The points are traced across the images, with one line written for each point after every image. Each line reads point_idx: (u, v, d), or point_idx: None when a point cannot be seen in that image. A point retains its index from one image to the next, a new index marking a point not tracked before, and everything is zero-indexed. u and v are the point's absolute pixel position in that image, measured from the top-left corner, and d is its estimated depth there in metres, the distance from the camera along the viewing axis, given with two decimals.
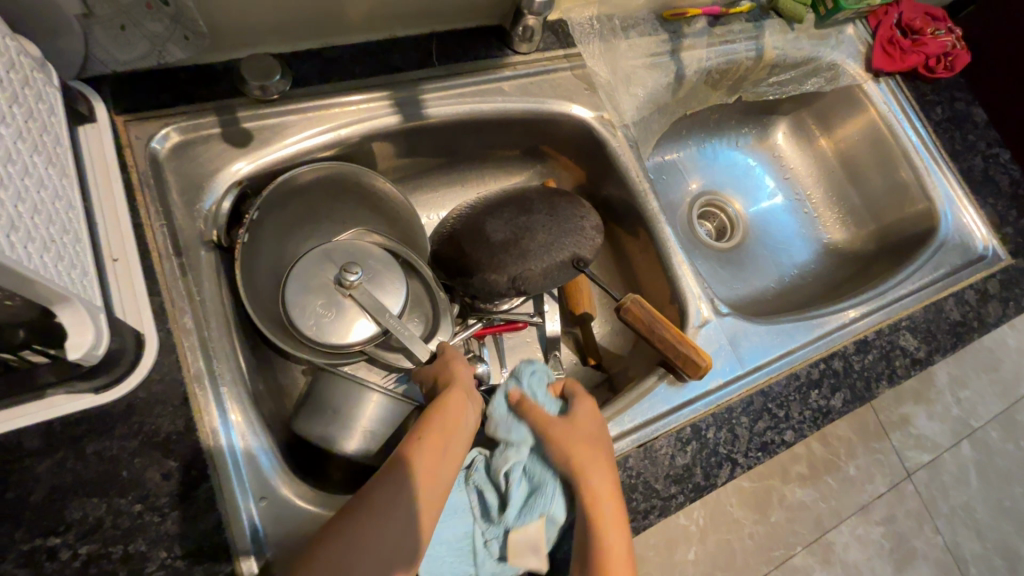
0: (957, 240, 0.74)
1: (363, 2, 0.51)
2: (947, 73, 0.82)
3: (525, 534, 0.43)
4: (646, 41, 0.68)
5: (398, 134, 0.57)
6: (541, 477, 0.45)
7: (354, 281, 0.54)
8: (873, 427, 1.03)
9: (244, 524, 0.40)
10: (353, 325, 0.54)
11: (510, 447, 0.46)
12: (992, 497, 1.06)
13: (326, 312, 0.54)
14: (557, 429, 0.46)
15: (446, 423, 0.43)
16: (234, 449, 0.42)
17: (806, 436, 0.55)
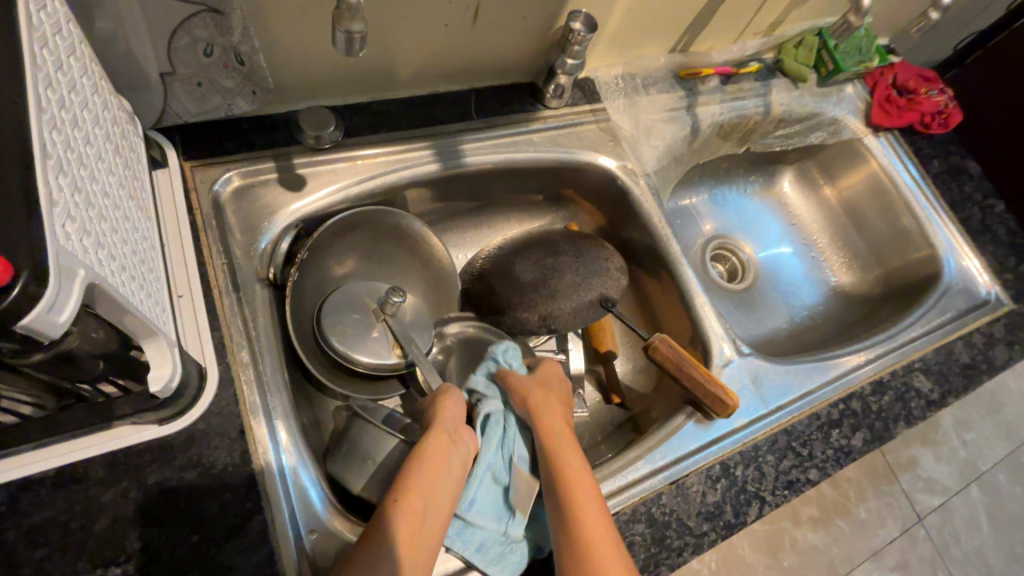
0: (962, 284, 0.78)
1: (413, 61, 0.56)
2: (942, 129, 0.88)
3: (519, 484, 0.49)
4: (664, 98, 0.73)
5: (437, 181, 0.61)
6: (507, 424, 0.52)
7: (392, 308, 0.55)
8: (881, 470, 1.05)
9: (291, 542, 0.41)
10: (379, 350, 0.55)
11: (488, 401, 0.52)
12: (1003, 541, 1.07)
13: (360, 337, 0.54)
14: (522, 382, 0.53)
15: (434, 463, 0.43)
16: (280, 458, 0.44)
17: (829, 475, 0.57)
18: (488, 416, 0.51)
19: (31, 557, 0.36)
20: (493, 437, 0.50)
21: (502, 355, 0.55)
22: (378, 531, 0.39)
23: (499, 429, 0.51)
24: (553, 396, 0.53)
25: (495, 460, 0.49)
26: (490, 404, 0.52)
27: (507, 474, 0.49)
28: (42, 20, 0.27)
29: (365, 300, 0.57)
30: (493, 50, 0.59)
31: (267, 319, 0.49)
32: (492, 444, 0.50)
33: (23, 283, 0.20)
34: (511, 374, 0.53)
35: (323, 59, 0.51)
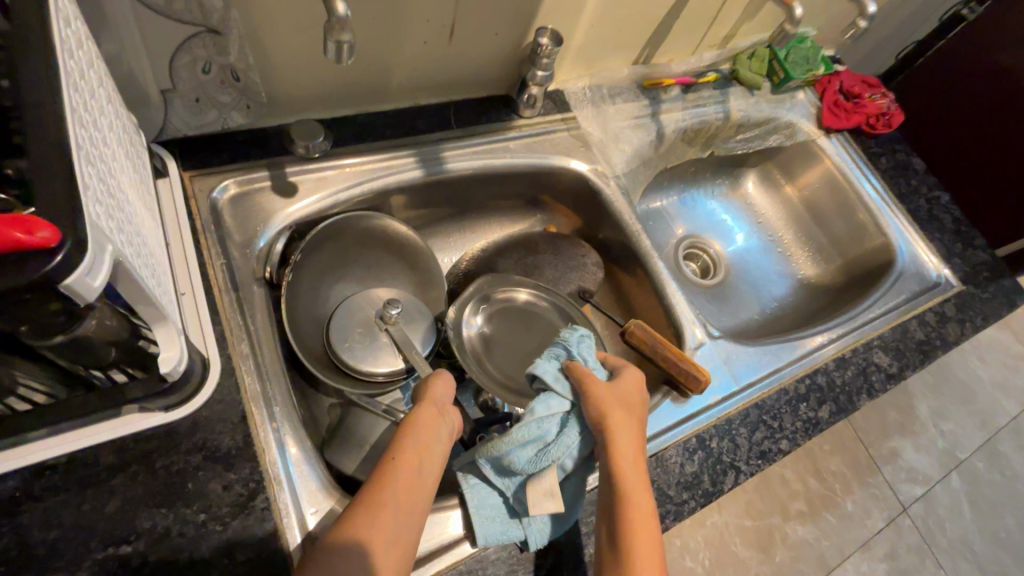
0: (914, 269, 0.84)
1: (395, 76, 0.60)
2: (887, 129, 0.95)
3: (541, 483, 0.50)
4: (630, 106, 0.79)
5: (421, 187, 0.65)
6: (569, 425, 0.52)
7: (393, 316, 0.60)
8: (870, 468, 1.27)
9: (294, 531, 0.43)
10: (380, 358, 0.60)
11: (552, 397, 0.53)
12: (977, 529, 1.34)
13: (361, 341, 0.60)
14: (594, 391, 0.51)
15: (427, 426, 0.47)
16: (286, 459, 0.46)
17: (799, 444, 0.61)
18: (538, 415, 0.52)
19: (44, 539, 0.37)
20: (536, 432, 0.51)
21: (576, 345, 0.57)
22: (383, 486, 0.41)
23: (549, 429, 0.51)
24: (626, 406, 0.51)
25: (523, 452, 0.50)
26: (552, 402, 0.52)
27: (531, 467, 0.50)
28: (68, 35, 0.31)
29: (365, 314, 0.62)
30: (469, 65, 0.64)
31: (264, 315, 0.52)
32: (532, 439, 0.50)
33: (66, 250, 0.24)
34: (583, 374, 0.53)
35: (313, 75, 0.55)
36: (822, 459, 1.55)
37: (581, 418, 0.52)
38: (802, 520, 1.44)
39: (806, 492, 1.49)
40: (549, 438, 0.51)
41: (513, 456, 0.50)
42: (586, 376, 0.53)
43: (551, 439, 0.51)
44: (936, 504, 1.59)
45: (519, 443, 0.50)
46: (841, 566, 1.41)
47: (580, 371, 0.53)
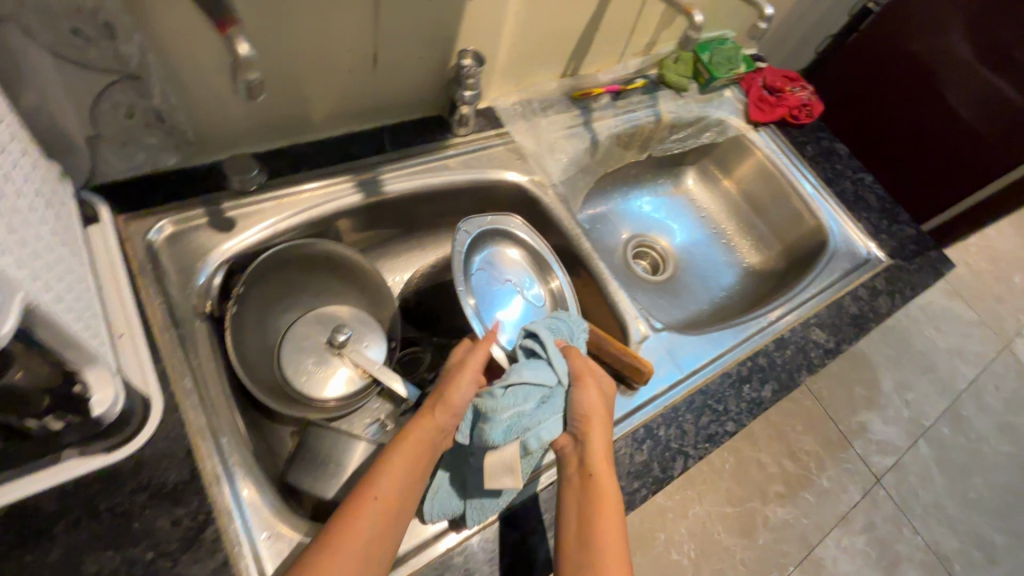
0: (846, 247, 0.89)
1: (324, 104, 0.62)
2: (810, 119, 1.00)
3: (502, 456, 0.50)
4: (562, 117, 0.82)
5: (362, 210, 0.67)
6: (550, 404, 0.54)
7: (343, 341, 0.66)
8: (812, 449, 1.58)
9: (248, 561, 0.43)
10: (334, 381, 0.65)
11: (545, 371, 0.56)
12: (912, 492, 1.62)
13: (316, 368, 0.66)
14: (583, 391, 0.56)
15: (413, 457, 0.50)
16: (238, 494, 0.46)
17: (745, 425, 0.63)
18: (526, 383, 0.54)
19: None
20: (520, 398, 0.53)
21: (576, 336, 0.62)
22: (371, 489, 0.47)
23: (530, 398, 0.53)
24: (604, 409, 0.56)
25: (498, 418, 0.51)
26: (543, 376, 0.55)
27: (503, 432, 0.51)
28: None
29: (316, 339, 0.68)
30: (397, 91, 0.66)
31: (207, 349, 0.52)
32: (512, 407, 0.52)
33: None
34: (577, 366, 0.58)
35: (241, 111, 0.57)
36: (796, 440, 1.58)
37: (559, 399, 0.55)
38: (781, 502, 1.48)
39: (783, 473, 1.53)
40: (532, 407, 0.53)
41: (488, 420, 0.51)
42: (580, 371, 0.58)
43: (530, 410, 0.53)
44: (907, 472, 1.65)
45: (500, 401, 0.52)
46: (822, 542, 1.46)
47: (572, 359, 0.59)
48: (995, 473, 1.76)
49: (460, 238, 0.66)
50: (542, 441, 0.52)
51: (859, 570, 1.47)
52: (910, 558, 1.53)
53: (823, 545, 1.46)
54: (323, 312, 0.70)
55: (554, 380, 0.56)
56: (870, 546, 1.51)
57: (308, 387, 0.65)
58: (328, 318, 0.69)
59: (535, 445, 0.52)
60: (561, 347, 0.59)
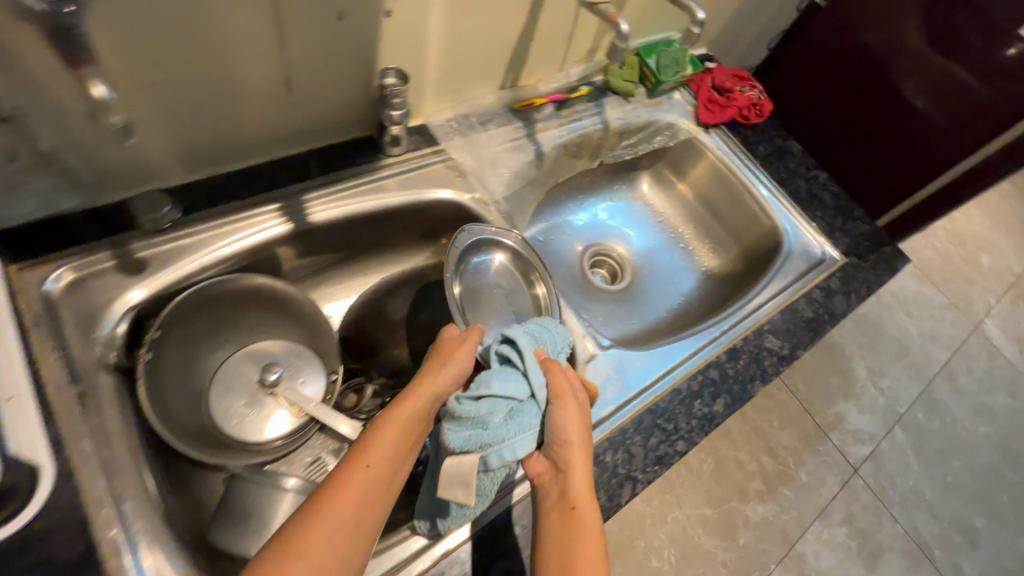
0: (800, 248, 0.88)
1: (245, 132, 0.59)
2: (760, 118, 0.99)
3: (457, 470, 0.51)
4: (503, 130, 0.79)
5: (291, 239, 0.64)
6: (517, 418, 0.53)
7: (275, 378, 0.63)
8: (789, 443, 1.59)
9: None
10: (270, 421, 0.63)
11: (517, 382, 0.54)
12: (890, 480, 1.63)
13: (249, 411, 0.62)
14: (562, 405, 0.55)
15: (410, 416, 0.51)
16: (140, 567, 0.43)
17: (696, 443, 0.62)
18: (493, 395, 0.53)
19: None
20: (484, 409, 0.52)
21: (557, 346, 0.61)
22: (365, 453, 0.47)
23: (496, 410, 0.52)
24: (584, 425, 0.55)
25: (459, 429, 0.52)
26: (514, 388, 0.54)
27: (461, 441, 0.51)
28: None
29: (250, 377, 0.65)
30: (322, 113, 0.64)
31: (113, 404, 0.49)
32: (474, 418, 0.51)
33: None
34: (556, 379, 0.56)
35: (154, 143, 0.54)
36: (773, 435, 1.58)
37: (530, 414, 0.53)
38: (760, 500, 1.46)
39: (762, 470, 1.51)
40: (497, 420, 0.52)
41: (449, 427, 0.52)
42: (556, 383, 0.56)
43: (494, 424, 0.52)
44: (884, 460, 1.66)
45: (462, 408, 0.52)
46: (802, 538, 1.46)
47: (550, 371, 0.57)
48: (971, 456, 1.77)
49: (463, 236, 0.67)
50: (504, 460, 0.51)
51: (840, 564, 1.46)
52: (890, 548, 1.53)
53: (804, 540, 1.46)
54: (257, 347, 0.67)
55: (528, 391, 0.54)
56: (851, 538, 1.51)
57: (240, 431, 0.61)
58: (264, 352, 0.67)
59: (495, 461, 0.51)
60: (540, 359, 0.58)
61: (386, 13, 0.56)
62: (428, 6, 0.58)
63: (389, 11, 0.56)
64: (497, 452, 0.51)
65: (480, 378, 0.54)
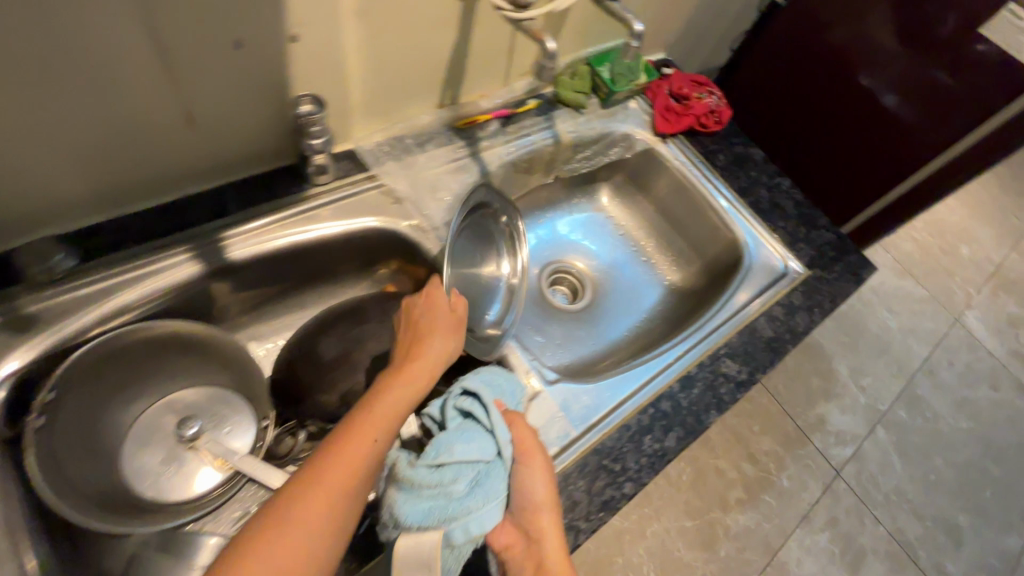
0: (762, 263, 0.84)
1: (154, 169, 0.55)
2: (719, 125, 0.95)
3: (415, 550, 0.46)
4: (443, 151, 0.75)
5: (208, 280, 0.60)
6: (484, 485, 0.49)
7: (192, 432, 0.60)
8: (770, 448, 1.57)
9: None
10: (193, 478, 0.58)
11: (483, 444, 0.51)
12: (873, 480, 1.61)
13: (166, 468, 0.58)
14: (530, 464, 0.53)
15: (407, 394, 0.49)
16: None
17: (645, 484, 0.58)
18: (456, 462, 0.49)
19: None
20: (445, 477, 0.48)
21: (515, 395, 0.59)
22: (364, 420, 0.45)
23: (459, 478, 0.48)
24: (551, 486, 0.53)
25: (418, 503, 0.47)
26: (480, 451, 0.50)
27: (421, 516, 0.47)
28: None
29: (170, 430, 0.61)
30: (238, 145, 0.59)
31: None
32: (436, 489, 0.48)
33: None
34: (522, 436, 0.54)
35: (49, 186, 0.50)
36: (753, 441, 1.57)
37: (496, 480, 0.50)
38: (741, 508, 1.45)
39: (743, 478, 1.50)
40: (461, 491, 0.48)
41: (403, 498, 0.48)
42: (522, 441, 0.54)
43: (457, 495, 0.48)
44: (867, 461, 1.64)
45: (422, 476, 0.48)
46: (785, 545, 1.44)
47: (514, 427, 0.55)
48: (955, 452, 1.74)
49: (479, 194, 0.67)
50: (469, 534, 0.47)
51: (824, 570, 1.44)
52: (874, 551, 1.51)
53: (786, 548, 1.44)
54: (179, 398, 0.62)
55: (496, 451, 0.51)
56: (834, 543, 1.49)
57: (155, 490, 0.57)
58: (187, 401, 0.63)
59: (460, 539, 0.47)
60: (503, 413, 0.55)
61: (291, 38, 0.52)
62: (338, 28, 0.54)
63: (294, 35, 0.52)
64: (462, 527, 0.47)
65: (439, 442, 0.50)
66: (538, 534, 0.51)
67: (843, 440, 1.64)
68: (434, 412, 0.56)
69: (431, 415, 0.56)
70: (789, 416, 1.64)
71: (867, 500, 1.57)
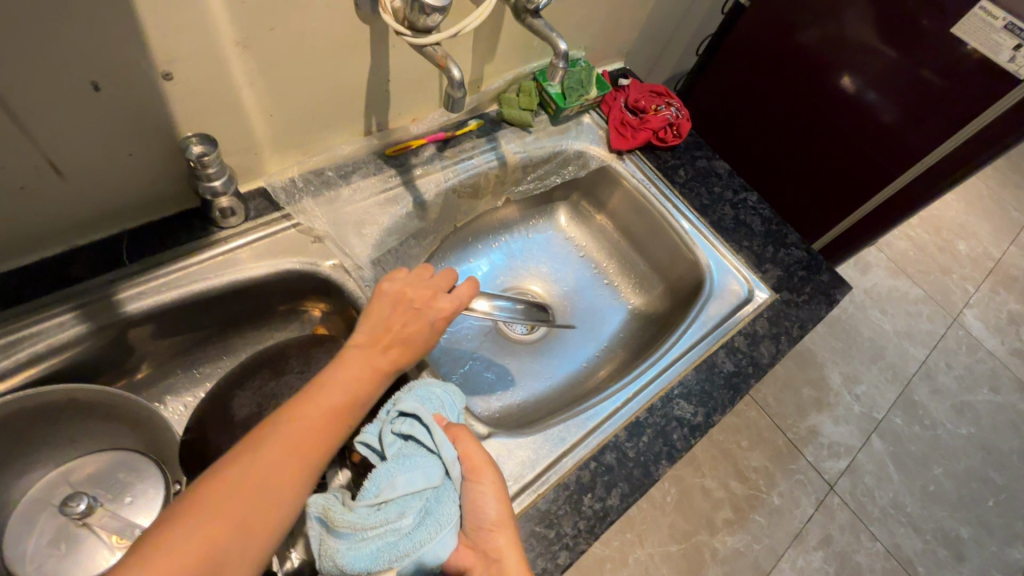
0: (725, 290, 0.78)
1: (25, 226, 0.50)
2: (678, 139, 0.89)
3: None
4: (371, 181, 0.70)
5: (100, 338, 0.55)
6: (434, 512, 0.43)
7: (81, 509, 0.52)
8: (760, 464, 1.51)
9: None
10: (85, 559, 0.53)
11: (428, 469, 0.44)
12: (870, 493, 1.55)
13: (56, 549, 0.53)
14: (482, 477, 0.47)
15: (379, 362, 0.48)
16: None
17: (583, 551, 0.53)
18: (401, 495, 0.43)
19: None
20: (392, 513, 0.42)
21: (451, 403, 0.53)
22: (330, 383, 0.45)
23: (407, 511, 0.42)
24: (506, 499, 0.48)
25: (364, 548, 0.41)
26: (427, 476, 0.44)
27: (370, 560, 0.41)
28: None
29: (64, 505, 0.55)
30: (127, 189, 0.54)
31: None
32: (380, 527, 0.42)
33: None
34: (469, 450, 0.48)
35: None
36: (742, 457, 1.51)
37: (448, 501, 0.44)
38: (729, 529, 1.39)
39: (731, 497, 1.44)
40: (410, 523, 0.42)
41: (343, 545, 0.41)
42: (470, 454, 0.48)
43: (406, 529, 0.42)
44: (863, 473, 1.57)
45: (364, 516, 0.42)
46: (776, 567, 1.38)
47: (459, 443, 0.48)
48: (954, 461, 1.67)
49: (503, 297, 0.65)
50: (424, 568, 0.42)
51: None
52: (871, 570, 1.44)
53: (777, 570, 1.37)
54: (77, 468, 0.57)
55: (443, 471, 0.45)
56: (830, 562, 1.42)
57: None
58: (87, 471, 0.58)
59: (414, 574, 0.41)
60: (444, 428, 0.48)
61: (164, 75, 0.47)
62: (221, 62, 0.49)
63: (167, 73, 0.47)
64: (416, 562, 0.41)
65: (378, 476, 0.44)
66: (497, 556, 0.45)
67: (837, 451, 1.58)
68: (371, 441, 0.48)
69: (366, 442, 0.48)
70: (780, 430, 1.58)
71: (863, 514, 1.51)
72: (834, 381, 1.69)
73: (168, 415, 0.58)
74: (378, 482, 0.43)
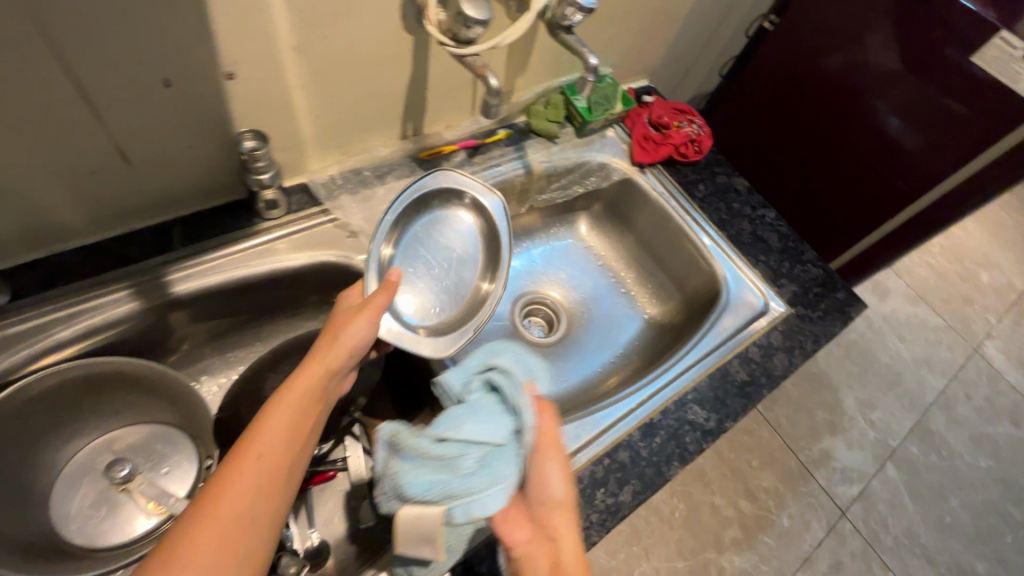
0: (741, 301, 0.80)
1: (89, 207, 0.54)
2: (699, 155, 0.92)
3: (416, 522, 0.44)
4: (404, 183, 0.74)
5: (149, 316, 0.59)
6: (490, 465, 0.44)
7: (122, 475, 0.58)
8: (770, 485, 1.50)
9: None
10: (123, 522, 0.56)
11: (495, 425, 0.45)
12: (883, 521, 1.52)
13: (96, 511, 0.56)
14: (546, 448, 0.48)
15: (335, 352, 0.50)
16: None
17: (594, 543, 0.55)
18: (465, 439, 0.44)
19: None
20: (453, 451, 0.44)
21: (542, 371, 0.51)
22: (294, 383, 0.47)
23: (467, 455, 0.44)
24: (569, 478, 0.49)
25: (421, 475, 0.44)
26: (494, 429, 0.45)
27: (425, 487, 0.44)
28: None
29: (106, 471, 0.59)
30: (182, 179, 0.59)
31: None
32: (439, 461, 0.44)
33: None
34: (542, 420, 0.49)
35: None
36: (752, 476, 1.50)
37: (506, 462, 0.44)
38: (737, 549, 1.38)
39: (739, 516, 1.43)
40: (468, 469, 0.44)
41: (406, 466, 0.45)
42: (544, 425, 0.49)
43: (462, 471, 0.44)
44: (876, 500, 1.55)
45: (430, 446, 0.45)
46: None
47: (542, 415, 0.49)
48: (971, 493, 1.63)
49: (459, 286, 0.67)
50: (469, 516, 0.43)
51: None
52: None
53: None
54: (118, 437, 0.61)
55: (510, 432, 0.45)
56: None
57: (81, 535, 0.55)
58: (127, 440, 0.61)
59: (461, 517, 0.43)
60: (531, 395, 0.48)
61: (227, 76, 0.51)
62: (278, 66, 0.53)
63: (230, 73, 0.51)
64: (461, 505, 0.43)
65: (451, 415, 0.47)
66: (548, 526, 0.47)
67: (850, 476, 1.56)
68: (454, 386, 0.50)
69: (447, 384, 0.51)
70: (792, 452, 1.57)
71: (874, 542, 1.48)
72: (847, 405, 1.68)
73: (203, 393, 0.61)
74: (451, 422, 0.46)
